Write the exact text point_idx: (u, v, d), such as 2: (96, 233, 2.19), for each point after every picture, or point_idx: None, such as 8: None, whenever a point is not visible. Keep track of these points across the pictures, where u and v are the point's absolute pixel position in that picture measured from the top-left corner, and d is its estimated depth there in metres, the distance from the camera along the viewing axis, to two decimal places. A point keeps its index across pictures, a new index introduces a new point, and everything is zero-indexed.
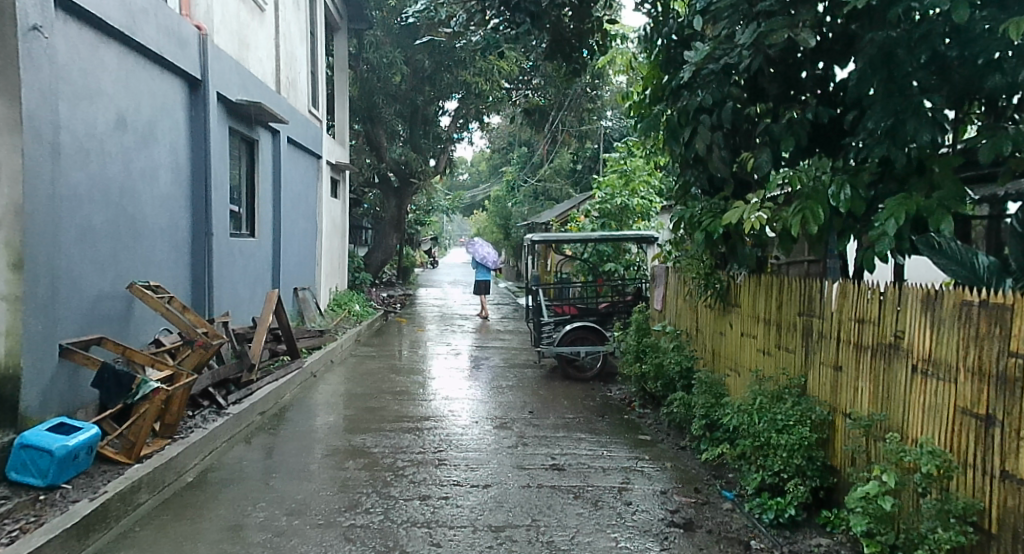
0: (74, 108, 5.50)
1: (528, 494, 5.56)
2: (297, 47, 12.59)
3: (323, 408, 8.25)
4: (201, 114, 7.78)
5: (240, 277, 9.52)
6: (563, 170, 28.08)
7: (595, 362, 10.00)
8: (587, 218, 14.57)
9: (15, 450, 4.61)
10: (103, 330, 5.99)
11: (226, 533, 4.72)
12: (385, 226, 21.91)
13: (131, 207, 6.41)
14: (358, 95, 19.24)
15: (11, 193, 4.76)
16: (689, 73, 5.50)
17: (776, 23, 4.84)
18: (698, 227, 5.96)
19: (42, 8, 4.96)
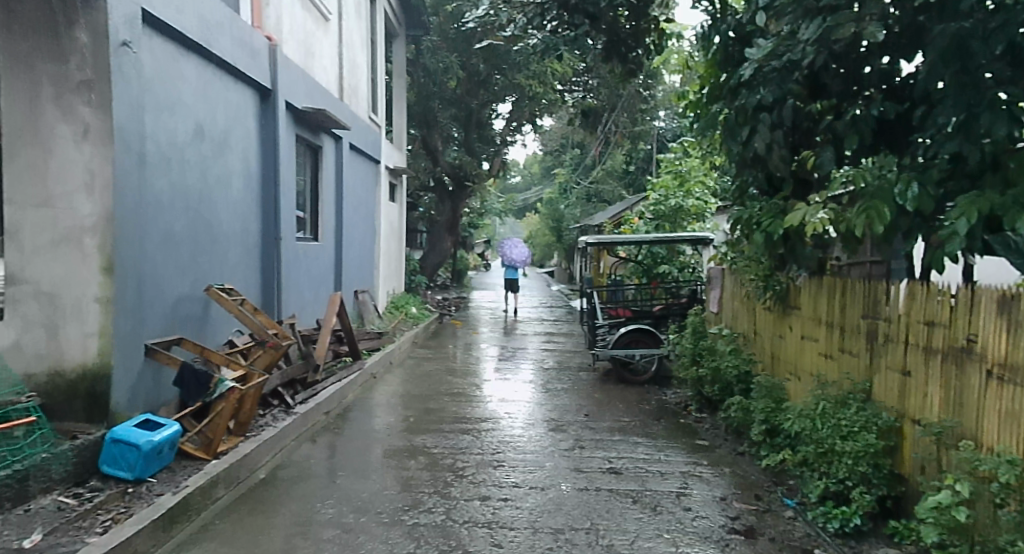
0: (159, 118, 5.77)
1: (587, 498, 5.61)
2: (359, 55, 12.89)
3: (382, 409, 8.46)
4: (271, 122, 8.07)
5: (305, 279, 9.81)
6: (614, 173, 28.31)
7: (649, 365, 10.02)
8: (642, 220, 14.56)
9: (106, 444, 4.89)
10: (182, 331, 6.26)
11: (298, 528, 4.90)
12: (439, 229, 22.28)
13: (208, 213, 6.69)
14: (415, 101, 19.60)
15: (103, 202, 5.05)
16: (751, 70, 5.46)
17: (842, 17, 4.78)
18: (756, 229, 5.90)
19: (130, 24, 5.24)
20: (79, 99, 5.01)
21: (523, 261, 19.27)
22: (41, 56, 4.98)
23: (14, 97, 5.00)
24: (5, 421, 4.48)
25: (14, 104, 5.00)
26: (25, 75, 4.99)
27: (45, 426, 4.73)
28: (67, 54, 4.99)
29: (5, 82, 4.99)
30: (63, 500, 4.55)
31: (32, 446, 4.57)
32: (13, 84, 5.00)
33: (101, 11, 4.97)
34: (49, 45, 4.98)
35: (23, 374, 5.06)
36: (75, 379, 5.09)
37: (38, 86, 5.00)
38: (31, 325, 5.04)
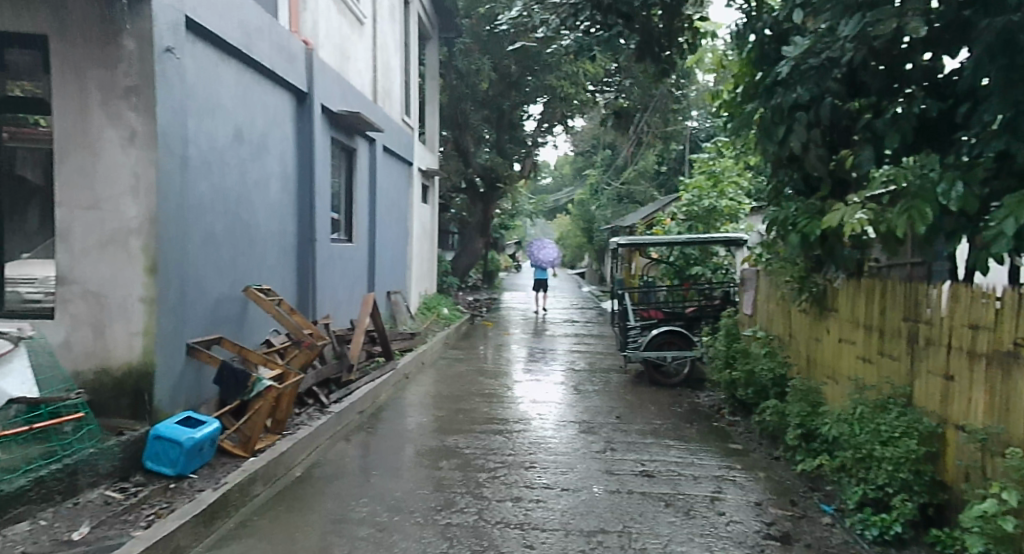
0: (201, 123, 5.90)
1: (619, 501, 5.60)
2: (392, 58, 13.00)
3: (415, 409, 8.53)
4: (308, 125, 8.19)
5: (339, 280, 9.92)
6: (645, 174, 28.19)
7: (682, 367, 9.96)
8: (674, 221, 14.45)
9: (150, 441, 5.02)
10: (222, 330, 6.38)
11: (333, 525, 4.97)
12: (471, 231, 22.36)
13: (247, 215, 6.81)
14: (447, 102, 19.72)
15: (148, 204, 5.18)
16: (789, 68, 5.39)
17: (884, 12, 4.68)
18: (792, 230, 5.83)
19: (174, 31, 5.37)
20: (126, 105, 5.13)
21: (554, 260, 19.28)
22: (90, 63, 5.11)
23: (64, 102, 5.15)
24: (55, 417, 4.61)
25: (64, 110, 5.15)
26: (74, 81, 5.14)
27: (92, 422, 4.85)
28: (115, 60, 5.11)
29: (55, 87, 5.13)
30: (109, 494, 4.67)
31: (81, 441, 4.71)
32: (63, 90, 5.14)
33: (147, 19, 5.10)
34: (98, 51, 5.11)
35: (72, 371, 5.20)
36: (120, 377, 5.21)
37: (87, 92, 5.14)
38: (80, 323, 5.19)
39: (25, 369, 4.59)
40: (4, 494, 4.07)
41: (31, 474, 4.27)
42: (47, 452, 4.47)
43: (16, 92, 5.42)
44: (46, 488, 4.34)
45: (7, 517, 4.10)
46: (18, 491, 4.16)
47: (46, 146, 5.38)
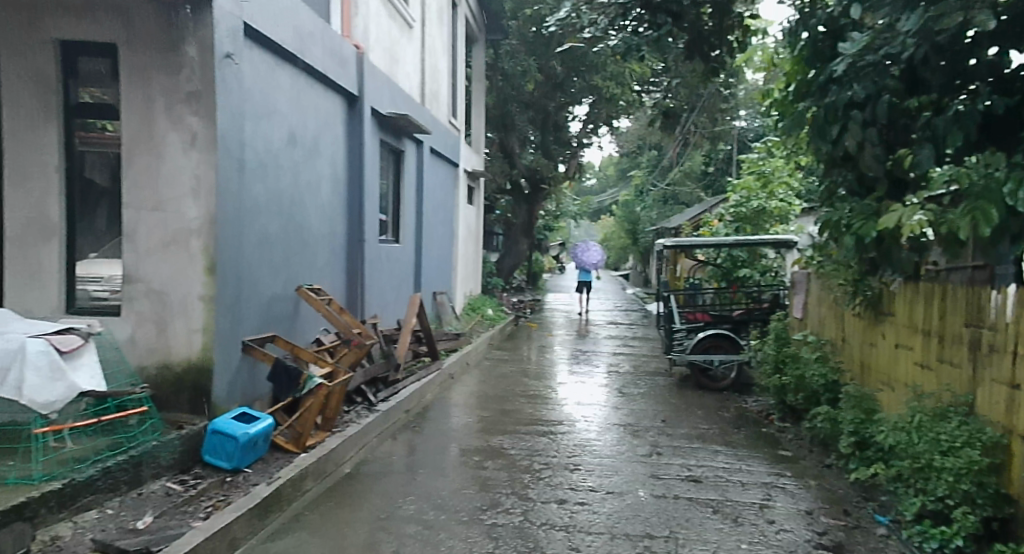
0: (257, 126, 6.04)
1: (665, 505, 5.56)
2: (440, 60, 13.11)
3: (460, 409, 8.58)
4: (358, 127, 8.32)
5: (386, 280, 10.04)
6: (692, 174, 27.90)
7: (729, 372, 9.75)
8: (722, 222, 14.27)
9: (209, 435, 5.17)
10: (275, 328, 6.52)
11: (381, 522, 5.03)
12: (515, 232, 22.40)
13: (299, 216, 6.95)
14: (493, 104, 19.81)
15: (207, 206, 5.32)
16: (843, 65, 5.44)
17: (947, 6, 4.56)
18: (847, 232, 5.70)
19: (233, 37, 5.51)
20: (188, 110, 5.29)
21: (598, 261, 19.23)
22: (156, 70, 5.30)
23: (131, 107, 5.34)
24: (120, 410, 4.78)
25: (130, 115, 5.34)
26: (141, 87, 5.32)
27: (155, 416, 5.01)
28: (178, 66, 5.28)
29: (123, 93, 5.33)
30: (170, 485, 4.82)
31: (145, 434, 4.86)
32: (130, 96, 5.33)
33: (208, 26, 5.25)
34: (162, 58, 5.29)
35: (137, 366, 5.39)
36: (180, 372, 5.38)
37: (152, 98, 5.32)
38: (144, 321, 5.38)
39: (93, 364, 4.63)
40: (77, 482, 4.22)
41: (99, 464, 4.43)
42: (113, 443, 4.64)
43: (86, 98, 5.55)
44: (113, 478, 4.50)
45: (79, 504, 4.23)
46: (89, 479, 4.31)
47: (115, 150, 5.56)
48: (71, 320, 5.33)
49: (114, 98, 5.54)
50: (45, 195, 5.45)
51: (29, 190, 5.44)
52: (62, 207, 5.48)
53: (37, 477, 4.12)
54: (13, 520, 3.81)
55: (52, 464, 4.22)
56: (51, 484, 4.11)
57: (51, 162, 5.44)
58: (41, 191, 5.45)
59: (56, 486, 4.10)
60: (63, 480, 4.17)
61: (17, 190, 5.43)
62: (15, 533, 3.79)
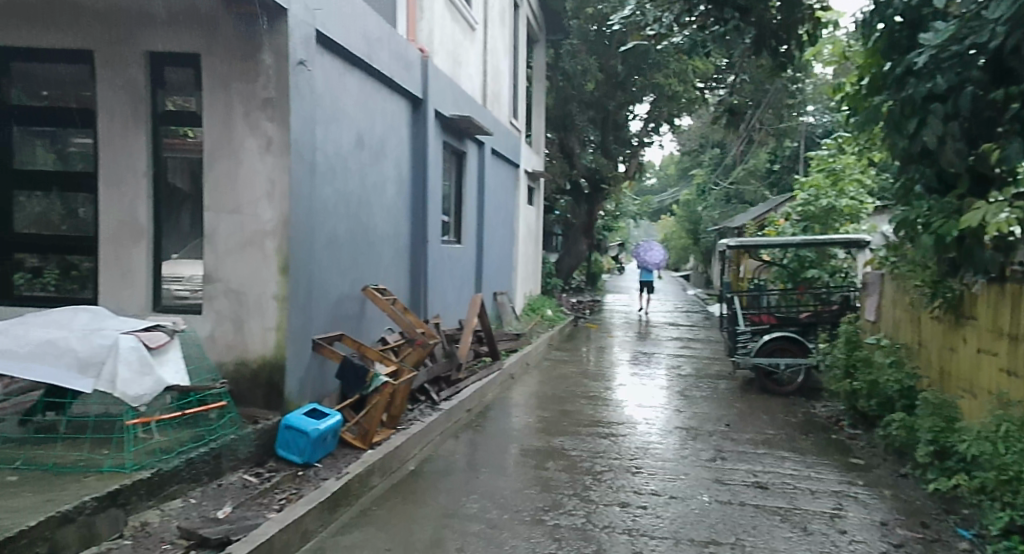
0: (327, 130, 6.18)
1: (731, 512, 5.45)
2: (501, 61, 13.16)
3: (521, 409, 8.60)
4: (422, 130, 8.42)
5: (448, 281, 10.13)
6: (756, 172, 27.29)
7: (796, 376, 9.51)
8: (788, 221, 13.94)
9: (281, 429, 5.32)
10: (343, 327, 6.66)
11: (447, 519, 5.07)
12: (575, 232, 22.28)
13: (366, 218, 7.07)
14: (553, 104, 19.79)
15: (282, 209, 5.46)
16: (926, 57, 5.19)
17: None
18: (926, 231, 5.58)
19: (306, 44, 5.65)
20: (264, 116, 5.45)
21: (659, 262, 18.96)
22: (235, 78, 5.47)
23: (213, 114, 5.52)
24: (202, 404, 4.94)
25: (211, 122, 5.53)
26: (221, 95, 5.50)
27: (233, 410, 5.17)
28: (255, 74, 5.44)
29: (205, 102, 5.52)
30: (246, 478, 4.96)
31: (224, 428, 5.02)
32: (211, 104, 5.52)
33: (284, 34, 5.39)
34: (241, 66, 5.45)
35: (215, 362, 5.58)
36: (256, 368, 5.54)
37: (232, 105, 5.49)
38: (223, 318, 5.55)
39: (179, 360, 4.77)
40: (164, 471, 4.39)
41: (184, 455, 4.61)
42: (195, 436, 4.79)
43: (170, 107, 5.75)
44: (196, 469, 4.66)
45: (165, 493, 4.39)
46: (174, 469, 4.48)
47: (197, 156, 5.76)
48: (157, 317, 5.55)
49: (197, 105, 5.74)
50: (132, 197, 5.67)
51: (122, 194, 5.66)
52: (150, 209, 5.68)
53: (128, 466, 4.31)
54: (108, 507, 3.98)
55: (142, 454, 4.40)
56: (141, 473, 4.29)
57: (141, 166, 5.63)
58: (131, 195, 5.65)
59: (146, 475, 4.27)
60: (152, 470, 4.34)
61: (109, 193, 5.68)
62: (109, 519, 3.97)
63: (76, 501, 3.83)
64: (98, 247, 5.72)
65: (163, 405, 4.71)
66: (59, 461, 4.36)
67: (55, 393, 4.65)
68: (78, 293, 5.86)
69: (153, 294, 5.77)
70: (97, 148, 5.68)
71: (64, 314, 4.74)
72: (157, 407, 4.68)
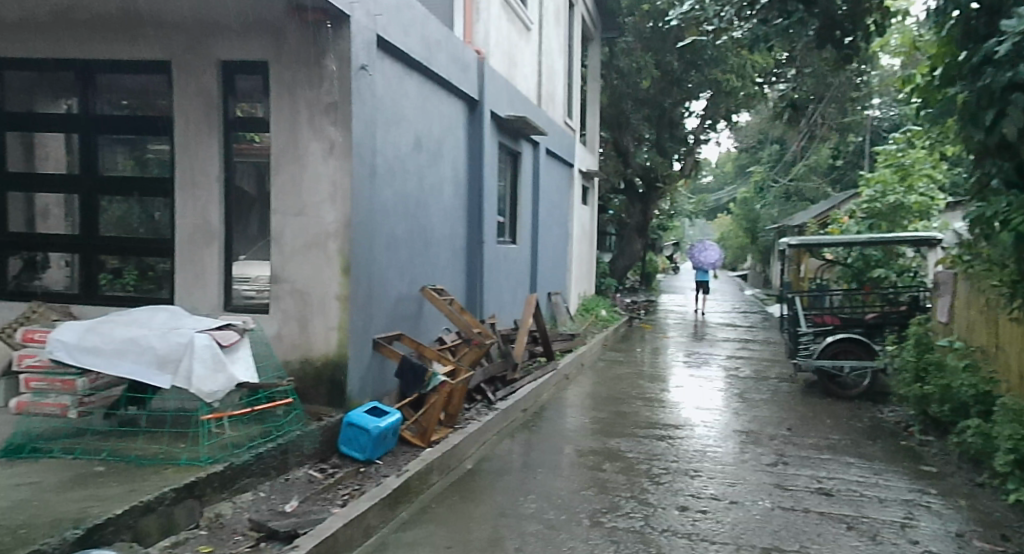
0: (387, 132, 6.25)
1: (795, 518, 5.32)
2: (556, 61, 13.14)
3: (577, 410, 8.56)
4: (478, 131, 8.46)
5: (504, 281, 10.16)
6: (817, 169, 26.62)
7: (861, 380, 9.27)
8: (853, 219, 13.56)
9: (343, 427, 5.41)
10: (402, 327, 6.73)
11: (507, 518, 5.07)
12: (629, 232, 22.08)
13: (423, 219, 7.13)
14: (608, 103, 19.66)
15: (344, 211, 5.55)
16: (1006, 46, 4.93)
17: None
18: (1006, 227, 5.35)
19: (367, 49, 5.72)
20: (328, 120, 5.55)
21: (716, 262, 18.62)
22: (300, 84, 5.58)
23: (280, 120, 5.65)
24: (270, 401, 5.07)
25: (278, 127, 5.66)
26: (287, 101, 5.62)
27: (299, 407, 5.29)
28: (319, 80, 5.54)
29: (272, 108, 5.65)
30: (312, 473, 5.06)
31: (291, 424, 5.14)
32: (278, 109, 5.64)
33: (346, 39, 5.47)
34: (306, 73, 5.56)
35: (282, 360, 5.71)
36: (320, 366, 5.64)
37: (297, 111, 5.61)
38: (288, 318, 5.68)
39: (249, 358, 4.86)
40: (236, 464, 4.52)
41: (254, 450, 4.72)
42: (264, 432, 4.92)
43: (239, 113, 5.91)
44: (265, 463, 4.77)
45: (237, 486, 4.51)
46: (246, 463, 4.60)
47: (265, 160, 5.91)
48: (228, 316, 5.71)
49: (265, 111, 5.89)
50: (205, 201, 5.85)
51: (195, 198, 5.86)
52: (221, 212, 5.86)
53: (203, 459, 4.45)
54: (184, 498, 4.11)
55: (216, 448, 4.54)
56: (216, 466, 4.42)
57: (213, 171, 5.81)
58: (204, 199, 5.84)
59: (220, 468, 4.39)
60: (225, 463, 4.47)
61: (184, 197, 5.88)
62: (186, 509, 4.10)
63: (157, 492, 3.97)
64: (174, 249, 5.94)
65: (234, 401, 4.84)
66: (140, 453, 4.53)
67: (136, 389, 4.82)
68: (154, 293, 6.06)
69: (224, 295, 5.94)
70: (174, 155, 5.88)
71: (144, 313, 4.90)
72: (229, 403, 4.82)
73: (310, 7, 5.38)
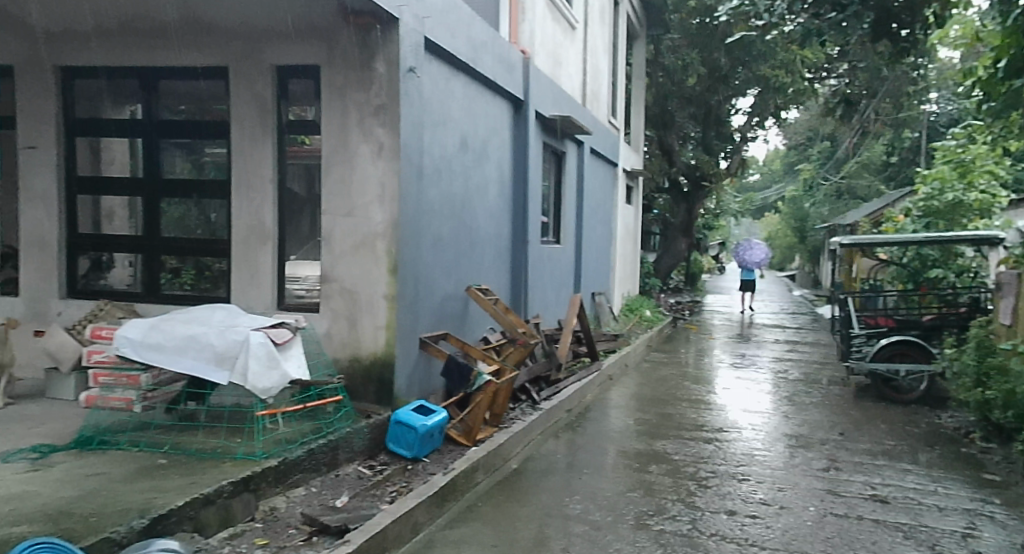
0: (434, 133, 6.31)
1: (848, 526, 5.23)
2: (601, 60, 13.10)
3: (622, 411, 8.52)
4: (523, 131, 8.48)
5: (548, 281, 10.16)
6: (870, 166, 25.95)
7: (918, 384, 9.02)
8: (908, 217, 13.30)
9: (391, 425, 5.48)
10: (447, 326, 6.79)
11: (554, 519, 5.08)
12: (674, 231, 21.87)
13: (469, 219, 7.18)
14: (653, 101, 19.49)
15: (392, 211, 5.63)
16: None
17: None
18: None
19: (415, 51, 5.79)
20: (377, 122, 5.63)
21: (761, 260, 18.31)
22: (350, 86, 5.68)
23: (330, 123, 5.75)
24: (321, 398, 5.18)
25: (329, 129, 5.76)
26: (337, 103, 5.72)
27: (348, 405, 5.39)
28: (369, 82, 5.63)
29: (324, 110, 5.76)
30: (361, 470, 5.15)
31: (340, 421, 5.24)
32: (329, 111, 5.75)
33: (394, 42, 5.55)
34: (356, 76, 5.66)
35: (331, 358, 5.81)
36: (368, 364, 5.73)
37: (347, 113, 5.71)
38: (338, 317, 5.78)
39: (301, 356, 4.97)
40: (290, 459, 4.62)
41: (306, 446, 4.82)
42: (316, 429, 5.02)
43: (291, 117, 6.05)
44: (317, 459, 4.86)
45: (290, 481, 4.61)
46: (299, 459, 4.70)
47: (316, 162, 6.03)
48: (281, 315, 5.84)
49: (317, 114, 6.00)
50: (259, 202, 5.99)
51: (251, 200, 6.00)
52: (275, 213, 6.00)
53: (259, 454, 4.56)
54: (241, 491, 4.22)
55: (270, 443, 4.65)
56: (270, 460, 4.52)
57: (267, 174, 5.95)
58: (259, 200, 5.98)
59: (274, 463, 4.50)
60: (279, 458, 4.57)
61: (240, 199, 6.03)
62: (243, 503, 4.20)
63: (215, 485, 4.08)
64: (230, 249, 6.10)
65: (287, 398, 4.96)
66: (200, 447, 4.66)
67: (195, 384, 4.97)
68: (210, 292, 6.23)
69: (276, 294, 6.08)
70: (231, 157, 6.04)
71: (203, 310, 5.04)
72: (282, 400, 4.93)
73: (360, 11, 5.47)
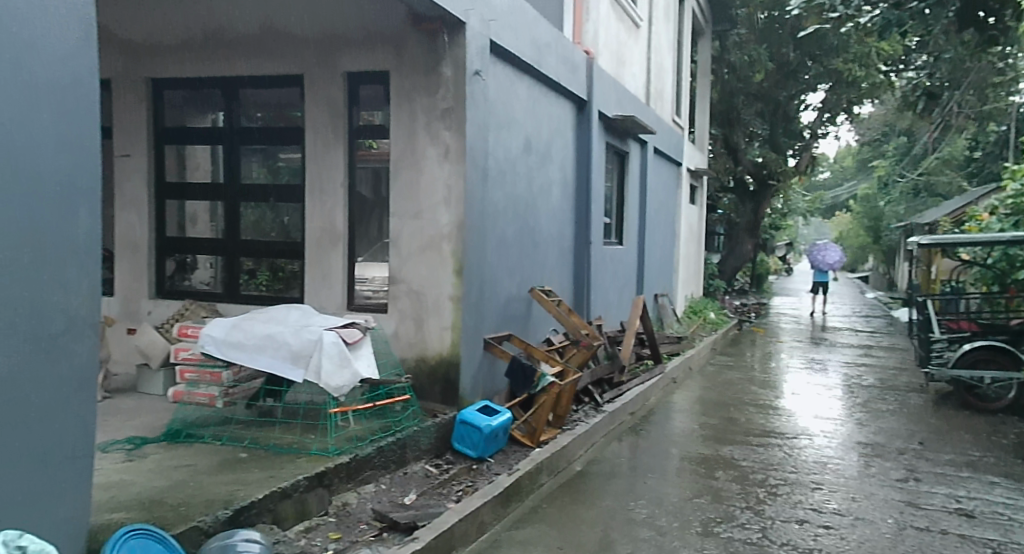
0: (499, 135, 6.36)
1: (929, 539, 5.04)
2: (666, 58, 12.97)
3: (687, 414, 8.41)
4: (586, 132, 8.46)
5: (610, 283, 10.11)
6: (952, 162, 24.90)
7: (1003, 393, 8.62)
8: (993, 216, 12.76)
9: (456, 424, 5.56)
10: (511, 327, 6.83)
11: (619, 523, 5.06)
12: (740, 232, 21.45)
13: (532, 220, 7.20)
14: (719, 99, 19.18)
15: (458, 213, 5.69)
16: None
17: None
18: None
19: (481, 54, 5.84)
20: (444, 125, 5.71)
21: (838, 261, 17.73)
22: (418, 91, 5.77)
23: (399, 126, 5.86)
24: (389, 396, 5.27)
25: (397, 133, 5.87)
26: (406, 107, 5.82)
27: (416, 404, 5.48)
28: (436, 86, 5.71)
29: (392, 114, 5.87)
30: (428, 468, 5.23)
31: (408, 420, 5.33)
32: (397, 115, 5.86)
33: (461, 46, 5.61)
34: (423, 80, 5.75)
35: (399, 358, 5.92)
36: (434, 364, 5.81)
37: (415, 116, 5.80)
38: (405, 318, 5.89)
39: (371, 355, 5.08)
40: (360, 456, 4.72)
41: (376, 443, 4.92)
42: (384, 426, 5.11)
43: (362, 121, 6.18)
44: (386, 457, 4.96)
45: (361, 478, 4.71)
46: (369, 455, 4.80)
47: (385, 165, 6.15)
48: (351, 315, 5.99)
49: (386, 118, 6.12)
50: (331, 205, 6.15)
51: (323, 203, 6.16)
52: (346, 216, 6.15)
53: (331, 450, 4.67)
54: (316, 486, 4.33)
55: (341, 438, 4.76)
56: (342, 457, 4.63)
57: (339, 178, 6.10)
58: (331, 203, 6.14)
59: (346, 459, 4.61)
60: (351, 454, 4.68)
61: (312, 202, 6.20)
62: (318, 497, 4.32)
63: (292, 479, 4.21)
64: (304, 251, 6.27)
65: (356, 397, 5.06)
66: (277, 442, 4.81)
67: (273, 381, 5.13)
68: (284, 293, 6.42)
69: (347, 295, 6.23)
70: (304, 162, 6.22)
71: (279, 310, 5.20)
72: (351, 398, 5.04)
73: (428, 17, 5.55)
